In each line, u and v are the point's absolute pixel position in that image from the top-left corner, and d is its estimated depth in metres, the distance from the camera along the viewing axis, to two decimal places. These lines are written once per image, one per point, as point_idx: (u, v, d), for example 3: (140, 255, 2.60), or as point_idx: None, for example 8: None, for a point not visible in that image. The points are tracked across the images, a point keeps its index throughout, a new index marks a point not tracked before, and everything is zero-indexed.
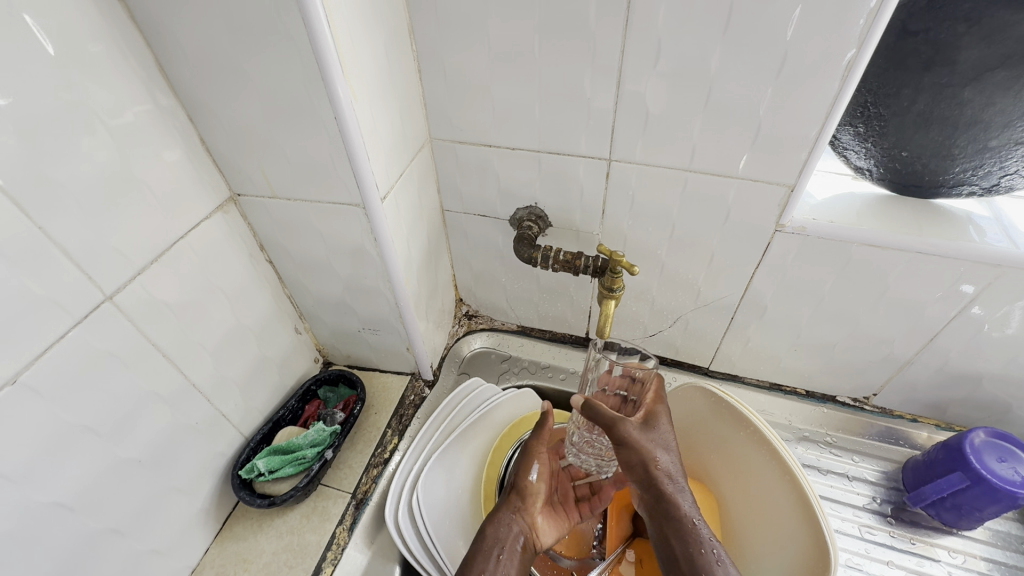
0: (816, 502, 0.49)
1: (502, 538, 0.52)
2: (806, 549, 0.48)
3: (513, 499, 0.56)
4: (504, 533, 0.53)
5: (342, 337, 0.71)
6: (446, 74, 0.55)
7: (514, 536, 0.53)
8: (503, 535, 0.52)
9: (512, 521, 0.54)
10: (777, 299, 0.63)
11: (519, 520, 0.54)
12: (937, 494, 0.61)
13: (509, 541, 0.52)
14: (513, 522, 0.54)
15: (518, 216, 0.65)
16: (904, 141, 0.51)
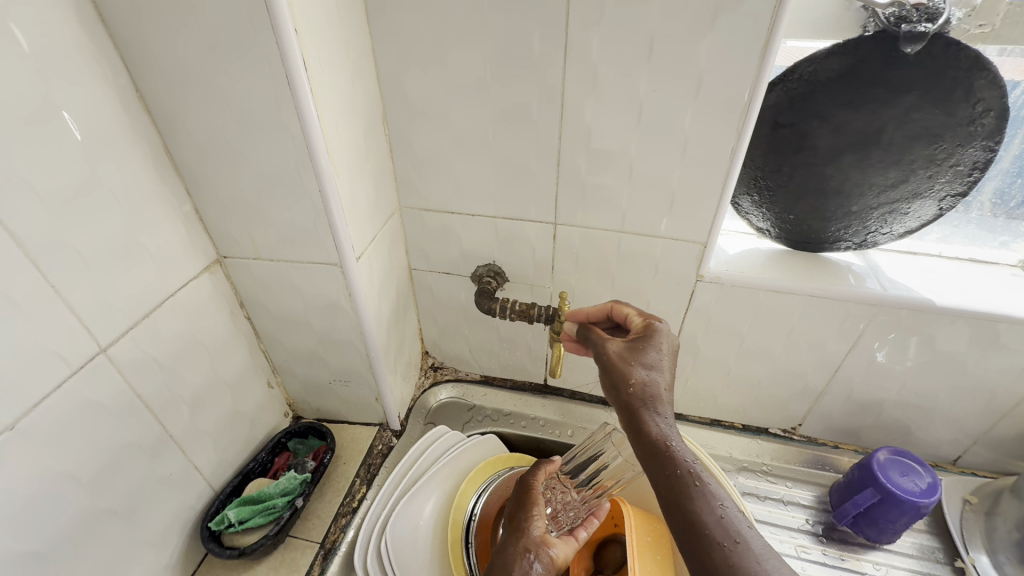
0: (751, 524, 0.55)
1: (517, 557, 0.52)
2: None
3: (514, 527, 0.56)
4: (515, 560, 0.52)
5: (313, 389, 0.75)
6: (414, 154, 0.65)
7: (525, 554, 0.53)
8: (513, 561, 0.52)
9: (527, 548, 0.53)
10: (706, 340, 0.72)
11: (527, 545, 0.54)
12: (857, 511, 0.68)
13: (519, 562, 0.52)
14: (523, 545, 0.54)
15: (478, 273, 0.73)
16: (790, 205, 0.64)
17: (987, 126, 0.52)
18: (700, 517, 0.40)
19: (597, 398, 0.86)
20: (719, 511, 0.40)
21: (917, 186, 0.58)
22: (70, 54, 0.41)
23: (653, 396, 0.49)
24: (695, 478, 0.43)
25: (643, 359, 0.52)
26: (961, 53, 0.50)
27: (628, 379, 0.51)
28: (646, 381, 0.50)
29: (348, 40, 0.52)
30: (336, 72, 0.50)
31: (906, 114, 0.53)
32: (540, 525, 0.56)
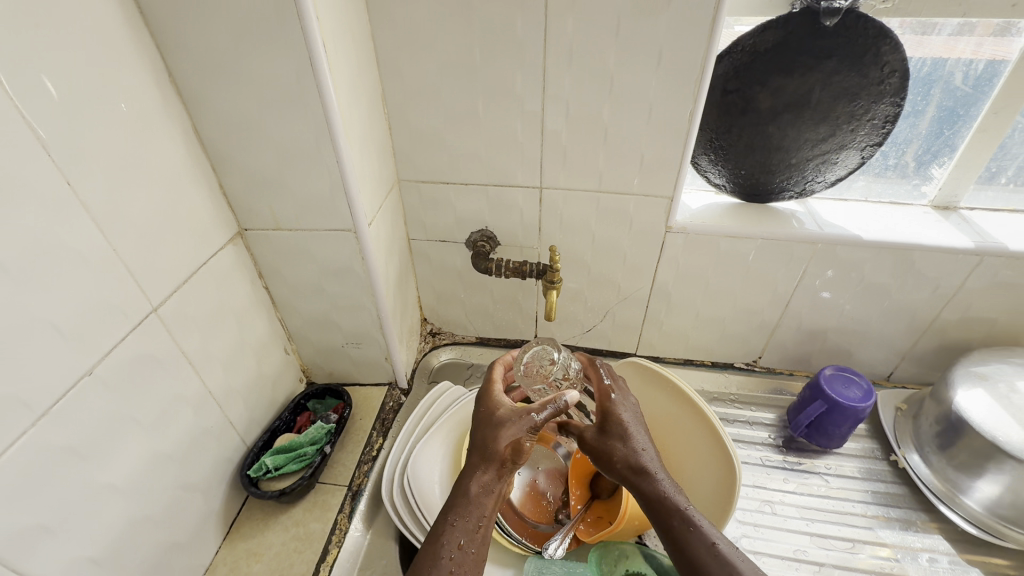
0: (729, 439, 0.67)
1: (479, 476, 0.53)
2: (725, 474, 0.66)
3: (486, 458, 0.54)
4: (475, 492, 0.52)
5: (326, 354, 0.81)
6: (411, 130, 0.71)
7: (497, 472, 0.54)
8: (468, 495, 0.52)
9: (483, 479, 0.53)
10: (676, 285, 0.82)
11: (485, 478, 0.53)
12: (807, 422, 0.79)
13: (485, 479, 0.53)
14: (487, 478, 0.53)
15: (473, 238, 0.81)
16: (741, 161, 0.74)
17: (893, 85, 0.64)
18: (696, 548, 0.49)
19: (583, 349, 0.95)
20: (709, 549, 0.49)
21: (842, 139, 0.69)
22: (116, 43, 0.46)
23: (639, 454, 0.57)
24: (688, 521, 0.51)
25: (621, 428, 0.59)
26: (869, 26, 0.60)
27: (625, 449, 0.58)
28: (632, 448, 0.58)
29: (354, 28, 0.58)
30: (345, 55, 0.56)
31: (829, 78, 0.64)
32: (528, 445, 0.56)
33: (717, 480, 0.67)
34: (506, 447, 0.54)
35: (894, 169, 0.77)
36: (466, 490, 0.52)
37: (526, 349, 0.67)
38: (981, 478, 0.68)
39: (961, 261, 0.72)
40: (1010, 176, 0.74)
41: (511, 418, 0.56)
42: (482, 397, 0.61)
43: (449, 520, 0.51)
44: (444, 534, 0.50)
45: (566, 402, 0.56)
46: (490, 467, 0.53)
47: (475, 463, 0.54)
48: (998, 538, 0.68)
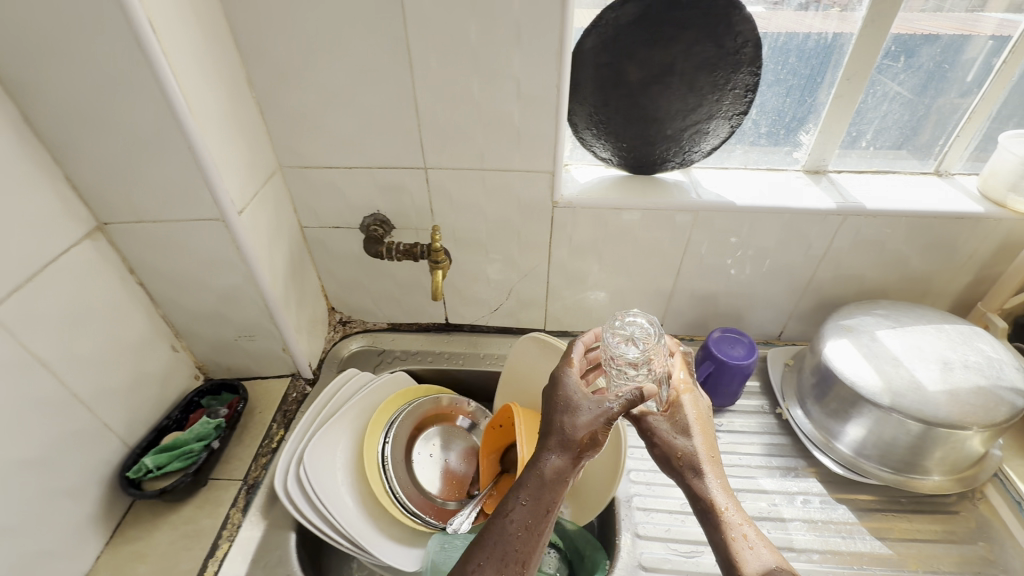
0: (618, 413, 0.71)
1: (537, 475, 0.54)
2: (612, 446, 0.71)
3: (570, 445, 0.54)
4: (545, 471, 0.54)
5: (220, 348, 0.79)
6: (284, 114, 0.70)
7: (574, 456, 0.54)
8: (541, 467, 0.54)
9: (552, 453, 0.54)
10: (572, 259, 0.84)
11: (558, 449, 0.54)
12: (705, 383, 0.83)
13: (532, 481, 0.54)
14: (567, 453, 0.54)
15: (366, 223, 0.80)
16: (621, 134, 0.76)
17: (749, 54, 0.66)
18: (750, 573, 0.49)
19: (494, 328, 0.96)
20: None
21: (710, 108, 0.71)
22: None
23: (694, 459, 0.57)
24: (745, 542, 0.51)
25: (681, 426, 0.59)
26: None
27: (675, 453, 0.58)
28: (687, 448, 0.58)
29: (197, 6, 0.56)
30: (187, 35, 0.54)
31: (689, 48, 0.66)
32: (584, 426, 0.55)
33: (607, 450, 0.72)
34: (577, 436, 0.54)
35: (767, 137, 0.80)
36: (540, 472, 0.54)
37: (622, 316, 0.67)
38: (850, 423, 0.73)
39: (826, 221, 0.76)
40: (869, 139, 0.79)
41: (588, 402, 0.56)
42: (553, 378, 0.60)
43: (488, 534, 0.52)
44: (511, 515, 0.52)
45: (642, 392, 0.54)
46: (565, 456, 0.54)
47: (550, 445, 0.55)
48: (860, 476, 0.74)
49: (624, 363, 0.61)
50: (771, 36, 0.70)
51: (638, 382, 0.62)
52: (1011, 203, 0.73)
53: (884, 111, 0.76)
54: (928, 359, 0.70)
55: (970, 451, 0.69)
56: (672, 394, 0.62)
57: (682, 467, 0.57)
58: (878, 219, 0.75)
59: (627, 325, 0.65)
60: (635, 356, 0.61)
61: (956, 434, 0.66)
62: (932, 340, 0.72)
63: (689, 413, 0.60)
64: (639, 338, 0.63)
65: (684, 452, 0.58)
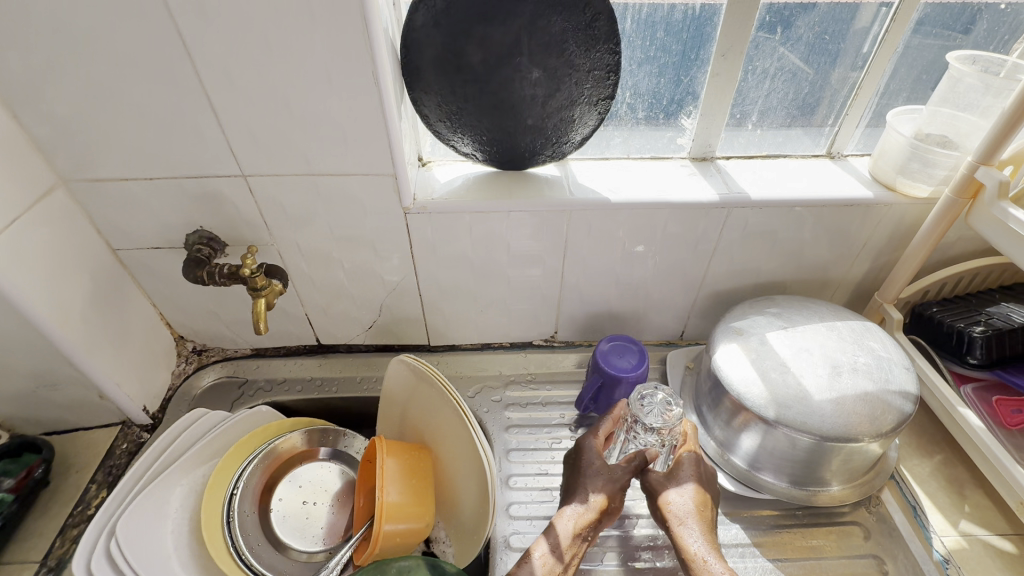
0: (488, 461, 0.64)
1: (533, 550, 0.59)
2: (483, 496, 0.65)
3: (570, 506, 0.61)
4: (560, 531, 0.59)
5: (18, 401, 0.66)
6: (47, 118, 0.56)
7: (577, 526, 0.59)
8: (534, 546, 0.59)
9: (550, 531, 0.60)
10: (442, 270, 0.74)
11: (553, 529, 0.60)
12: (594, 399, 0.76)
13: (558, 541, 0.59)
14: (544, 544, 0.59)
15: (189, 241, 0.68)
16: (477, 127, 0.66)
17: (603, 29, 0.60)
18: None
19: (374, 347, 0.86)
20: None
21: (569, 94, 0.62)
22: None
23: (680, 511, 0.59)
24: None
25: (673, 483, 0.62)
26: None
27: (687, 507, 0.59)
28: (678, 500, 0.60)
29: None
30: None
31: (533, 23, 0.57)
32: (595, 496, 0.61)
33: (478, 498, 0.66)
34: (592, 499, 0.61)
35: (646, 121, 0.72)
36: (549, 538, 0.59)
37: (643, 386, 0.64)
38: (743, 434, 0.66)
39: (710, 216, 0.69)
40: (755, 121, 0.73)
41: (597, 468, 0.63)
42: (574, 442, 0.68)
43: None
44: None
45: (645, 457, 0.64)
46: (586, 511, 0.60)
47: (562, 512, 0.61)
48: (754, 491, 0.68)
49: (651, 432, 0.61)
50: (631, 8, 0.62)
51: (648, 443, 0.64)
52: (900, 186, 0.68)
53: (766, 90, 0.70)
54: (816, 363, 0.64)
55: (868, 456, 0.63)
56: (676, 452, 0.65)
57: (666, 521, 0.60)
58: (765, 210, 0.68)
59: (654, 397, 0.63)
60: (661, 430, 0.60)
61: (845, 446, 0.60)
62: (822, 341, 0.66)
63: (696, 471, 0.62)
64: (659, 417, 0.61)
65: (677, 505, 0.60)
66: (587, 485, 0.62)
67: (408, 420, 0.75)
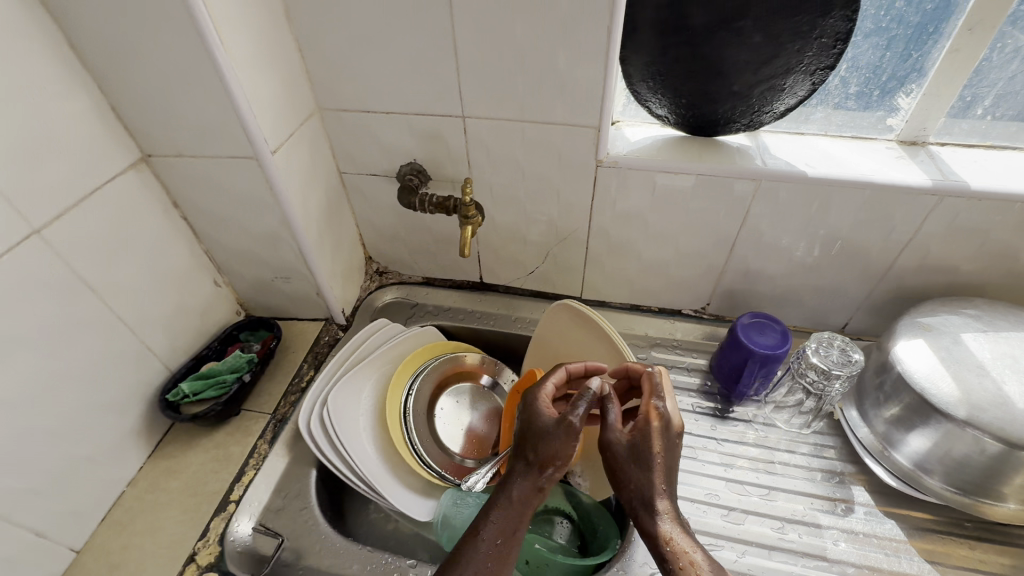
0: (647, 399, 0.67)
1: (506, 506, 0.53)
2: None
3: (536, 463, 0.54)
4: (511, 491, 0.54)
5: (259, 287, 0.81)
6: (321, 53, 0.67)
7: (533, 484, 0.54)
8: (499, 503, 0.54)
9: (513, 485, 0.54)
10: (615, 226, 0.78)
11: (521, 481, 0.54)
12: (751, 382, 0.75)
13: (519, 496, 0.54)
14: (512, 492, 0.54)
15: (402, 172, 0.78)
16: (679, 91, 0.68)
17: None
18: None
19: (529, 292, 0.94)
20: None
21: (787, 61, 0.62)
22: None
23: (646, 490, 0.51)
24: None
25: (643, 455, 0.53)
26: None
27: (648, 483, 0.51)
28: (639, 479, 0.52)
29: None
30: None
31: None
32: (557, 458, 0.54)
33: None
34: (553, 459, 0.54)
35: (856, 97, 0.70)
36: (509, 493, 0.54)
37: (817, 334, 0.72)
38: (913, 432, 0.64)
39: (917, 202, 0.65)
40: (987, 106, 0.67)
41: (552, 427, 0.55)
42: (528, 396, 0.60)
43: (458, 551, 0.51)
44: (469, 533, 0.52)
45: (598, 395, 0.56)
46: (528, 486, 0.54)
47: (516, 472, 0.55)
48: (916, 490, 0.66)
49: (820, 375, 0.69)
50: None
51: (814, 387, 0.71)
52: None
53: (1013, 72, 0.63)
54: (1021, 372, 0.59)
55: None
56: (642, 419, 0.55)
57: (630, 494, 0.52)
58: (984, 202, 0.64)
59: (830, 344, 0.70)
60: (833, 370, 0.67)
61: None
62: None
63: (659, 440, 0.53)
64: (836, 361, 0.68)
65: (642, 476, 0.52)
66: (542, 437, 0.55)
67: (559, 359, 0.81)
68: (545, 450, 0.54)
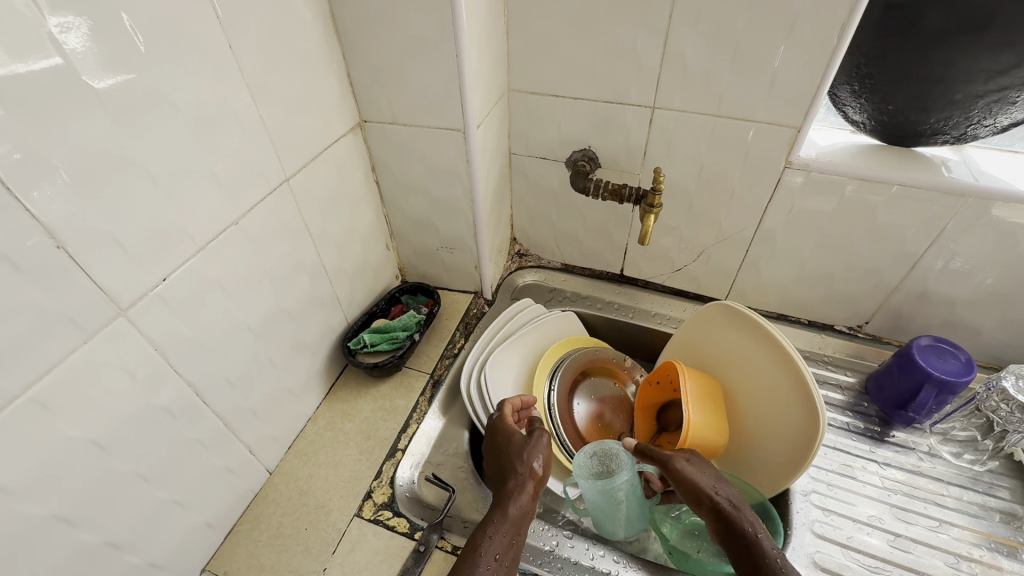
0: (822, 411, 0.61)
1: (518, 513, 0.58)
2: (803, 441, 0.64)
3: (514, 479, 0.60)
4: (512, 505, 0.58)
5: (423, 255, 0.86)
6: (527, 37, 0.70)
7: (521, 493, 0.59)
8: (504, 513, 0.57)
9: (513, 497, 0.59)
10: (785, 231, 0.77)
11: (519, 491, 0.59)
12: (922, 410, 0.72)
13: (516, 506, 0.58)
14: (515, 506, 0.58)
15: (574, 158, 0.80)
16: (889, 97, 0.65)
17: None
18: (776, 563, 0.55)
19: (669, 289, 0.94)
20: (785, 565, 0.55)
21: None
22: None
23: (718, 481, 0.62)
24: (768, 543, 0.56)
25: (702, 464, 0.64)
26: None
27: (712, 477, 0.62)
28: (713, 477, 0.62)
29: None
30: None
31: None
32: (530, 467, 0.61)
33: (794, 444, 0.65)
34: (534, 468, 0.62)
35: None
36: (505, 508, 0.58)
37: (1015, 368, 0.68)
38: None
39: None
40: None
41: (520, 446, 0.63)
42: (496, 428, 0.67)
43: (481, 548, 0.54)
44: (483, 544, 0.54)
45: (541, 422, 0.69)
46: (525, 490, 0.59)
47: (509, 493, 0.59)
48: None
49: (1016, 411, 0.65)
50: None
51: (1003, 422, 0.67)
52: None
53: None
54: None
55: None
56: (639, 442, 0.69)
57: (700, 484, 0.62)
58: None
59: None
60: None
61: None
62: None
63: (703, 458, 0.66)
64: None
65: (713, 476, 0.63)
66: (523, 457, 0.62)
67: (712, 357, 0.77)
68: (522, 463, 0.62)
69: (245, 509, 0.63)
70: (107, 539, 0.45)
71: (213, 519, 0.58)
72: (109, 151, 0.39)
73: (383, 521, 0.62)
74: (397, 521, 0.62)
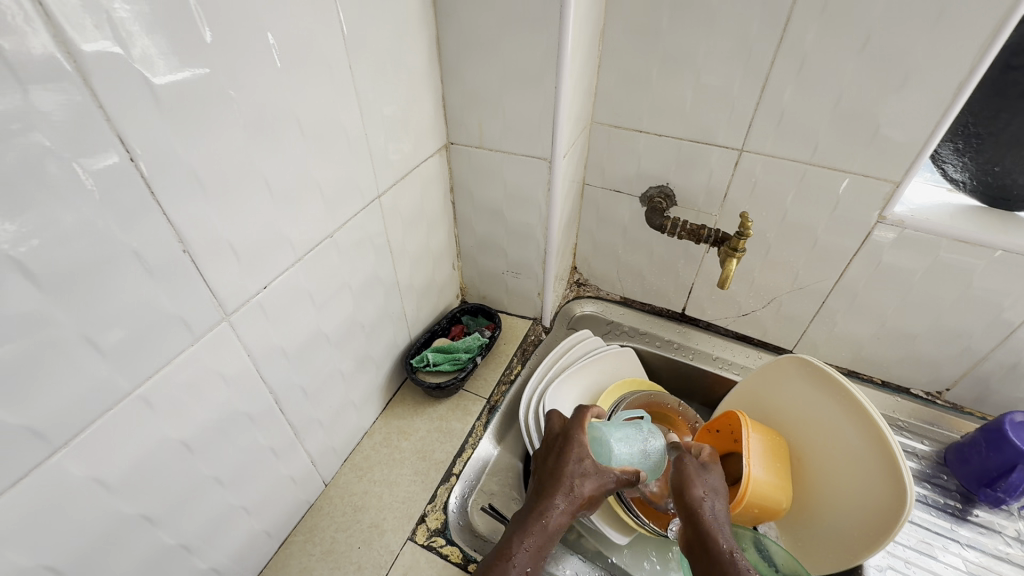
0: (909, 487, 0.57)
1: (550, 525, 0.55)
2: (883, 515, 0.60)
3: (556, 488, 0.57)
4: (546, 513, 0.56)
5: (487, 277, 0.86)
6: (618, 72, 0.70)
7: (558, 507, 0.56)
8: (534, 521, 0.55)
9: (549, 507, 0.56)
10: (868, 287, 0.74)
11: (557, 504, 0.56)
12: (1013, 492, 0.66)
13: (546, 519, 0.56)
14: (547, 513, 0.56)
15: (650, 193, 0.79)
16: (997, 158, 0.62)
17: None
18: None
19: (733, 333, 0.91)
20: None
21: None
22: None
23: (712, 493, 0.58)
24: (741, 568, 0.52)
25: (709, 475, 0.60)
26: None
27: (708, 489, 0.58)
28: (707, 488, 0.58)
29: None
30: None
31: None
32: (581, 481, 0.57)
33: (869, 516, 0.62)
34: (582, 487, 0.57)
35: None
36: (542, 519, 0.55)
37: None
38: None
39: None
40: None
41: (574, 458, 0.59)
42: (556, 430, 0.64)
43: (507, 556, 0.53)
44: (515, 553, 0.53)
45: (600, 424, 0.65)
46: (567, 505, 0.56)
47: (545, 500, 0.57)
48: None
49: None
50: None
51: None
52: None
53: None
54: None
55: None
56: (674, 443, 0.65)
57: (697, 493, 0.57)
58: None
59: None
60: None
61: None
62: None
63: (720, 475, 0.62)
64: None
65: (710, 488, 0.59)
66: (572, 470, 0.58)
67: (778, 409, 0.73)
68: (568, 476, 0.58)
69: (299, 520, 0.62)
70: (181, 541, 0.45)
71: (271, 527, 0.57)
72: (240, 162, 0.41)
73: (436, 548, 0.61)
74: (451, 550, 0.61)
